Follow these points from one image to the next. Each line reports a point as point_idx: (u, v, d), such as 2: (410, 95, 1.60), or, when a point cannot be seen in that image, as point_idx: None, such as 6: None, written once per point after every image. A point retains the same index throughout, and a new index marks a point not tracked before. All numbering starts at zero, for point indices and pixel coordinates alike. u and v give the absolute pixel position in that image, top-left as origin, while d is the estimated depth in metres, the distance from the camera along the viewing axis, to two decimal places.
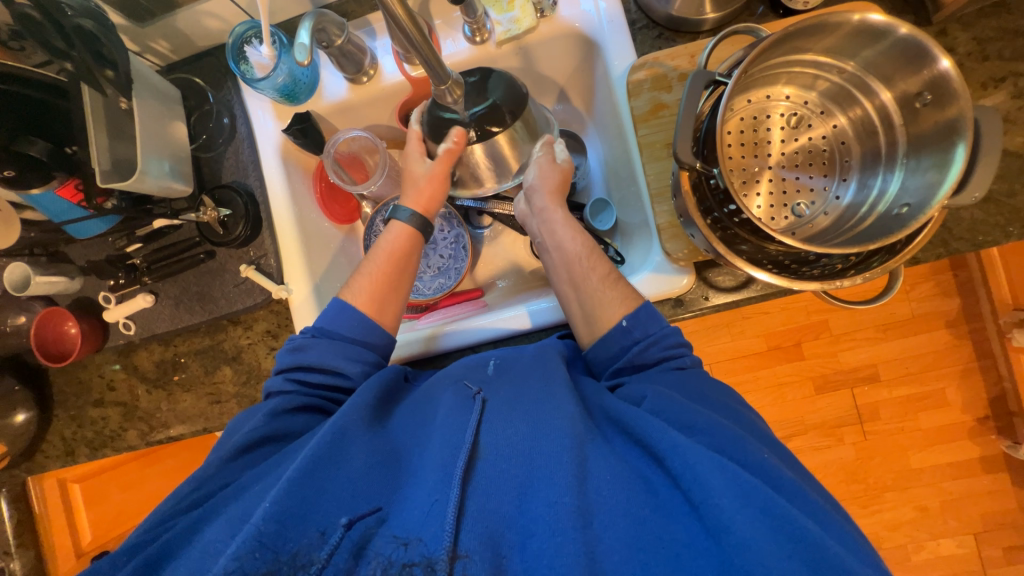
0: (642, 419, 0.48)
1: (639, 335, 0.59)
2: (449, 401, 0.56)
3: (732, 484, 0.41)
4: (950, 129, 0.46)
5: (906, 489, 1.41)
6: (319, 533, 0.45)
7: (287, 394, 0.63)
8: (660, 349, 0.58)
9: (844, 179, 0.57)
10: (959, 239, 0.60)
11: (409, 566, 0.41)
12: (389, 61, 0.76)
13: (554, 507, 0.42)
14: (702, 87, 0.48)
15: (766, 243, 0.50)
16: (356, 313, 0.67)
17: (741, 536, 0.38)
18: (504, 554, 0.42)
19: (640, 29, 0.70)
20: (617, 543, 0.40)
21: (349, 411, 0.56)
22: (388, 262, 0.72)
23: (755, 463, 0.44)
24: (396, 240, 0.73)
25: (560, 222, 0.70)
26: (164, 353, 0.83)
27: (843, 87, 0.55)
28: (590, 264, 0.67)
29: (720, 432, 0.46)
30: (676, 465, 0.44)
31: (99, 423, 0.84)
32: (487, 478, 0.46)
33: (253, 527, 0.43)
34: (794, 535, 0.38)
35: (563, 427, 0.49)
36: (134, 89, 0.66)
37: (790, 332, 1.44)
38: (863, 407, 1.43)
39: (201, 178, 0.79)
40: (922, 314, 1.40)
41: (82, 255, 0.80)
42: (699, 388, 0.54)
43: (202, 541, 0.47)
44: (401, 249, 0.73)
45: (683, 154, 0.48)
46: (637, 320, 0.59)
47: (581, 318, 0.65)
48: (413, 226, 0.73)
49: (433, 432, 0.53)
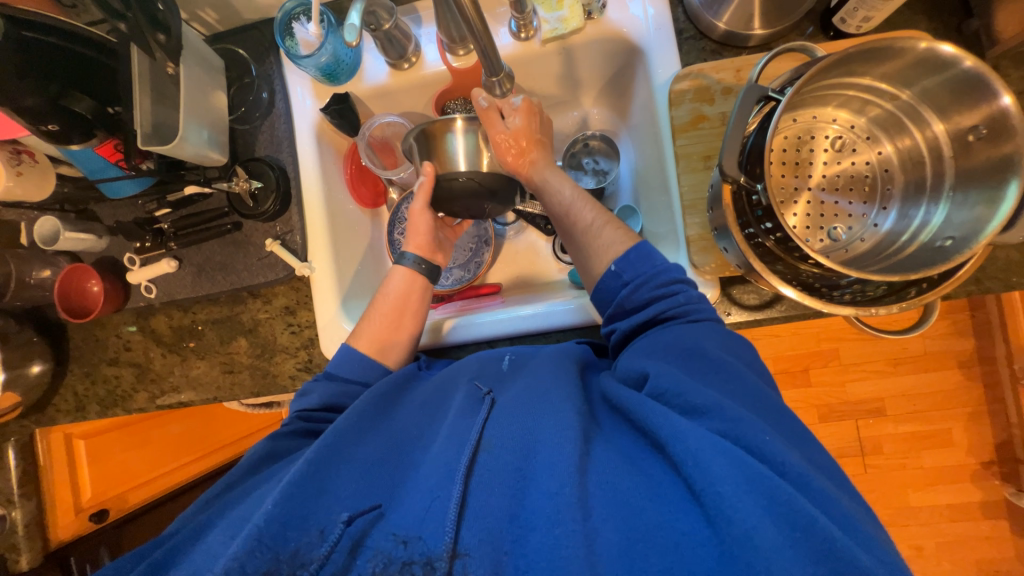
0: (641, 402, 0.47)
1: (628, 278, 0.59)
2: (458, 402, 0.55)
3: (733, 469, 0.39)
4: (1004, 165, 0.45)
5: (902, 526, 1.39)
6: (319, 531, 0.45)
7: (286, 426, 0.62)
8: (649, 289, 0.58)
9: (885, 208, 0.56)
10: (992, 278, 0.60)
11: (410, 565, 0.42)
12: (432, 50, 0.76)
13: (555, 499, 0.42)
14: (754, 101, 0.48)
15: (799, 263, 0.50)
16: (360, 357, 0.68)
17: (744, 526, 0.36)
18: (505, 551, 0.42)
19: (687, 39, 0.70)
20: (613, 537, 0.40)
21: (350, 415, 0.56)
22: (390, 310, 0.72)
23: (758, 445, 0.42)
24: (397, 286, 0.74)
25: (541, 181, 0.70)
26: (182, 319, 0.83)
27: (895, 114, 0.54)
28: (577, 215, 0.67)
29: (721, 414, 0.44)
30: (677, 451, 0.42)
31: (112, 382, 0.85)
32: (488, 474, 0.46)
33: (255, 527, 0.43)
34: (797, 522, 0.37)
35: (562, 420, 0.48)
36: (181, 55, 0.66)
37: (799, 358, 1.43)
38: (866, 440, 1.42)
39: (235, 150, 0.79)
40: (935, 352, 1.38)
41: (110, 215, 0.81)
42: (699, 347, 0.52)
43: (204, 548, 0.46)
44: (404, 295, 0.73)
45: (728, 166, 0.48)
46: (628, 262, 0.59)
47: (579, 267, 0.67)
48: (414, 270, 0.75)
49: (440, 428, 0.54)
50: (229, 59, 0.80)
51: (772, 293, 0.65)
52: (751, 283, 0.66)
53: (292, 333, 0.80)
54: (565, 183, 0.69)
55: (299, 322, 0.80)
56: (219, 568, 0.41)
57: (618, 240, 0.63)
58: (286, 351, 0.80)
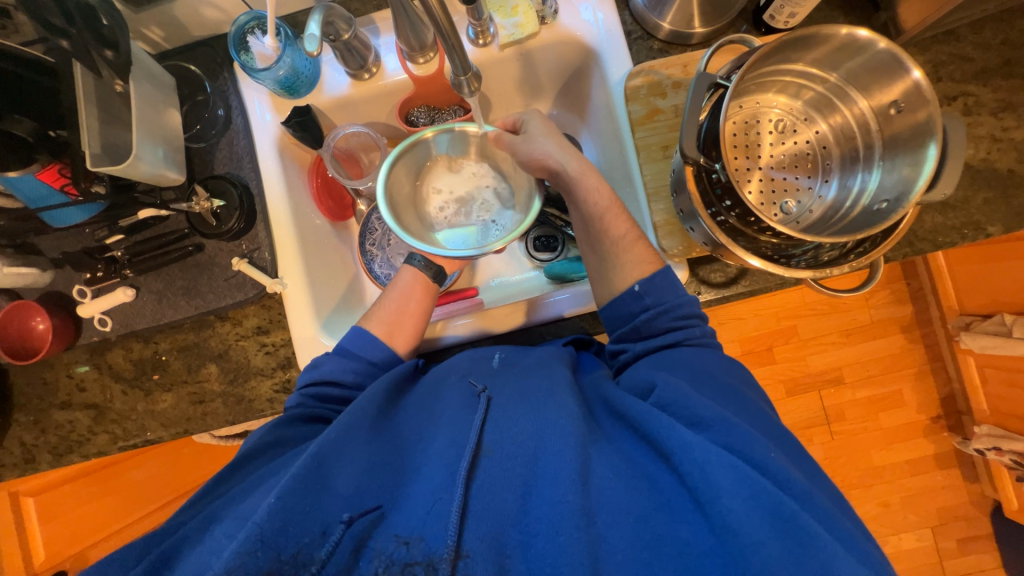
0: (651, 414, 0.48)
1: (650, 301, 0.60)
2: (454, 402, 0.56)
3: (741, 484, 0.40)
4: (923, 131, 0.51)
5: (870, 486, 1.49)
6: (320, 531, 0.44)
7: (294, 410, 0.63)
8: (668, 318, 0.59)
9: (827, 180, 0.62)
10: (922, 240, 0.67)
11: (410, 566, 0.42)
12: (391, 60, 0.77)
13: (558, 506, 0.43)
14: (705, 89, 0.51)
15: (759, 235, 0.55)
16: (348, 363, 0.66)
17: (750, 539, 0.38)
18: (507, 555, 0.42)
19: (636, 40, 0.75)
20: (619, 544, 0.41)
21: (351, 415, 0.54)
22: (397, 300, 0.72)
23: (765, 461, 0.43)
24: (408, 284, 0.74)
25: (580, 178, 0.68)
26: (144, 351, 0.78)
27: (826, 96, 0.60)
28: (609, 221, 0.66)
29: (728, 428, 0.45)
30: (683, 463, 0.43)
31: (66, 427, 0.78)
32: (489, 478, 0.46)
33: (256, 525, 0.41)
34: (805, 539, 0.38)
35: (566, 425, 0.49)
36: (131, 72, 0.64)
37: (762, 337, 1.52)
38: (829, 408, 1.51)
39: (192, 169, 0.77)
40: (880, 320, 1.50)
41: (55, 246, 0.76)
42: (708, 370, 0.54)
43: (208, 543, 0.45)
44: (408, 288, 0.73)
45: (688, 149, 0.52)
46: (652, 285, 0.60)
47: (597, 280, 0.67)
48: (425, 274, 0.74)
49: (436, 432, 0.53)
50: (180, 76, 0.78)
51: (736, 270, 0.70)
52: (716, 262, 0.70)
53: (267, 353, 0.77)
54: (600, 186, 0.67)
55: (272, 342, 0.77)
56: (217, 566, 0.39)
57: (643, 253, 0.63)
58: (262, 373, 0.76)
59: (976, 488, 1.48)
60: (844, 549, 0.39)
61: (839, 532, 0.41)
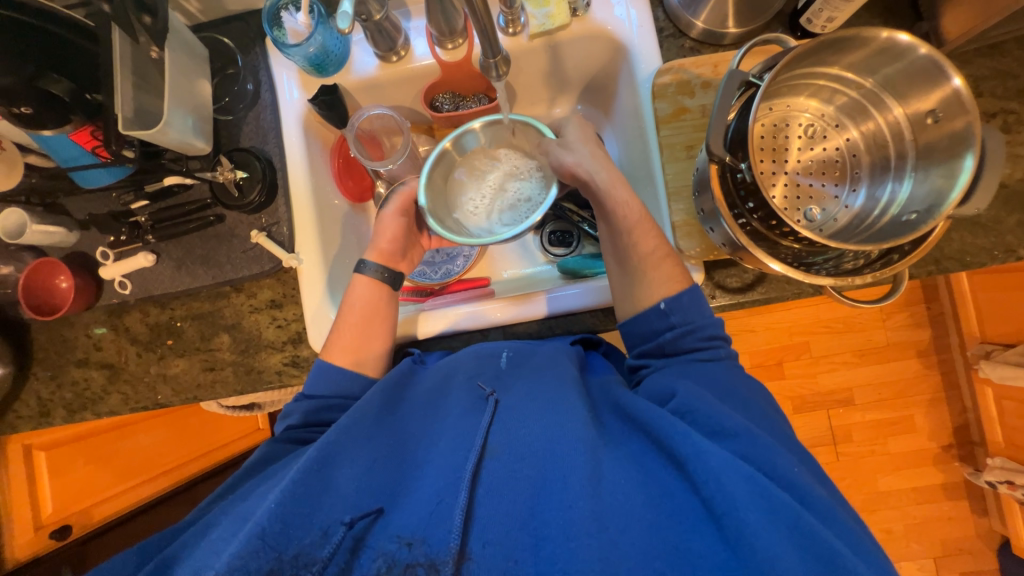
0: (666, 419, 0.48)
1: (677, 321, 0.59)
2: (462, 403, 0.56)
3: (758, 497, 0.41)
4: (959, 140, 0.50)
5: (873, 511, 1.46)
6: (320, 532, 0.45)
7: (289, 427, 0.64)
8: (695, 339, 0.58)
9: (854, 189, 0.60)
10: (948, 259, 0.65)
11: (412, 566, 0.43)
12: (421, 45, 0.77)
13: (567, 512, 0.43)
14: (737, 86, 0.50)
15: (781, 240, 0.54)
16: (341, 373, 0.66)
17: (767, 553, 0.38)
18: (515, 558, 0.42)
19: (667, 37, 0.74)
20: (631, 549, 0.40)
21: (363, 403, 0.56)
22: (359, 319, 0.70)
23: (780, 472, 0.44)
24: (362, 296, 0.72)
25: (610, 191, 0.66)
26: (160, 315, 0.80)
27: (859, 102, 0.59)
28: (637, 236, 0.64)
29: (747, 438, 0.46)
30: (699, 471, 0.43)
31: (81, 384, 0.80)
32: (495, 480, 0.46)
33: (257, 525, 0.42)
34: (822, 555, 0.38)
35: (576, 430, 0.48)
36: (167, 40, 0.65)
37: (774, 351, 1.49)
38: (837, 429, 1.48)
39: (219, 141, 0.78)
40: (896, 343, 1.47)
41: (82, 208, 0.77)
42: (727, 383, 0.54)
43: (219, 531, 0.46)
44: (368, 306, 0.71)
45: (715, 147, 0.51)
46: (679, 304, 0.59)
47: (623, 295, 0.65)
48: (375, 279, 0.74)
49: (442, 432, 0.54)
50: (214, 49, 0.79)
51: (753, 276, 0.69)
52: (733, 267, 0.69)
53: (278, 327, 0.78)
54: (631, 201, 0.65)
55: (284, 316, 0.78)
56: (218, 566, 0.40)
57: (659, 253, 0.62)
58: (272, 346, 0.78)
59: (983, 522, 1.44)
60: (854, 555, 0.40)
61: (841, 536, 0.42)
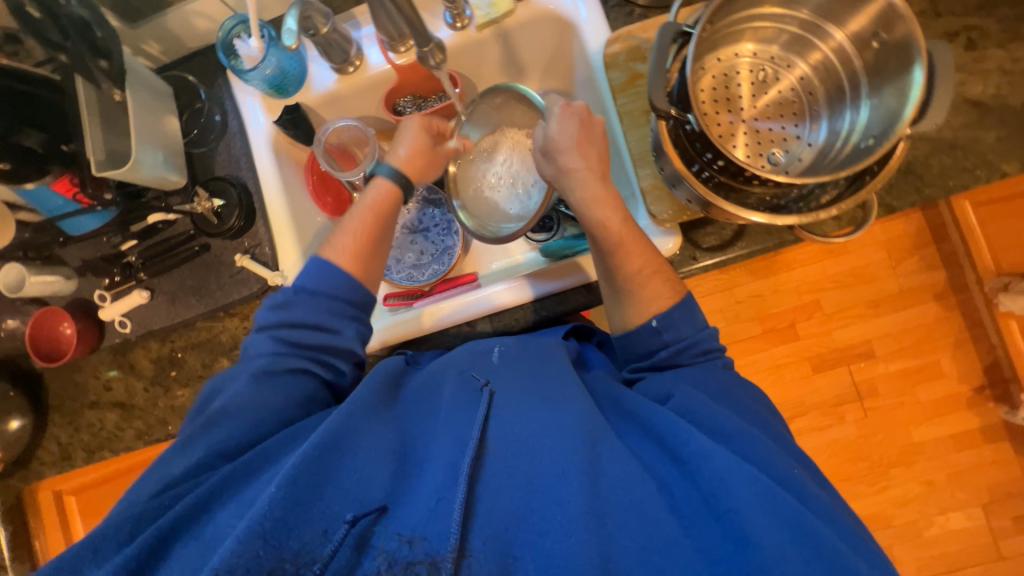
0: (670, 421, 0.48)
1: (669, 338, 0.58)
2: (452, 396, 0.55)
3: (760, 495, 0.41)
4: (903, 50, 0.49)
5: (911, 464, 1.41)
6: (321, 530, 0.43)
7: (265, 360, 0.58)
8: (690, 356, 0.58)
9: (814, 125, 0.60)
10: (931, 185, 0.64)
11: (413, 565, 0.42)
12: (374, 53, 0.79)
13: (566, 506, 0.42)
14: (671, 38, 0.50)
15: (747, 185, 0.54)
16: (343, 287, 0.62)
17: (768, 550, 0.38)
18: (514, 554, 0.43)
19: (613, 7, 0.74)
20: (629, 544, 0.41)
21: (358, 396, 0.54)
22: (372, 219, 0.67)
23: (778, 473, 0.45)
24: (380, 198, 0.68)
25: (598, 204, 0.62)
26: (162, 349, 0.82)
27: (801, 36, 0.58)
28: (626, 253, 0.61)
29: (746, 440, 0.47)
30: (701, 470, 0.44)
31: (96, 425, 0.83)
32: (497, 477, 0.46)
33: (254, 519, 0.41)
34: (821, 553, 0.39)
35: (575, 425, 0.48)
36: (127, 82, 0.68)
37: (784, 314, 1.44)
38: (861, 384, 1.44)
39: (194, 173, 0.80)
40: (911, 289, 1.41)
41: (77, 255, 0.80)
42: (722, 386, 0.55)
43: (214, 525, 0.45)
44: (376, 206, 0.68)
45: (659, 102, 0.50)
46: (670, 321, 0.58)
47: (613, 306, 0.64)
48: (396, 184, 0.70)
49: (439, 427, 0.53)
50: (178, 86, 0.82)
51: (732, 232, 0.68)
52: (710, 225, 0.68)
53: None
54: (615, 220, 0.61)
55: None
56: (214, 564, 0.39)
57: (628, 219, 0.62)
58: None
59: None
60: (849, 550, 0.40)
61: (836, 533, 0.42)
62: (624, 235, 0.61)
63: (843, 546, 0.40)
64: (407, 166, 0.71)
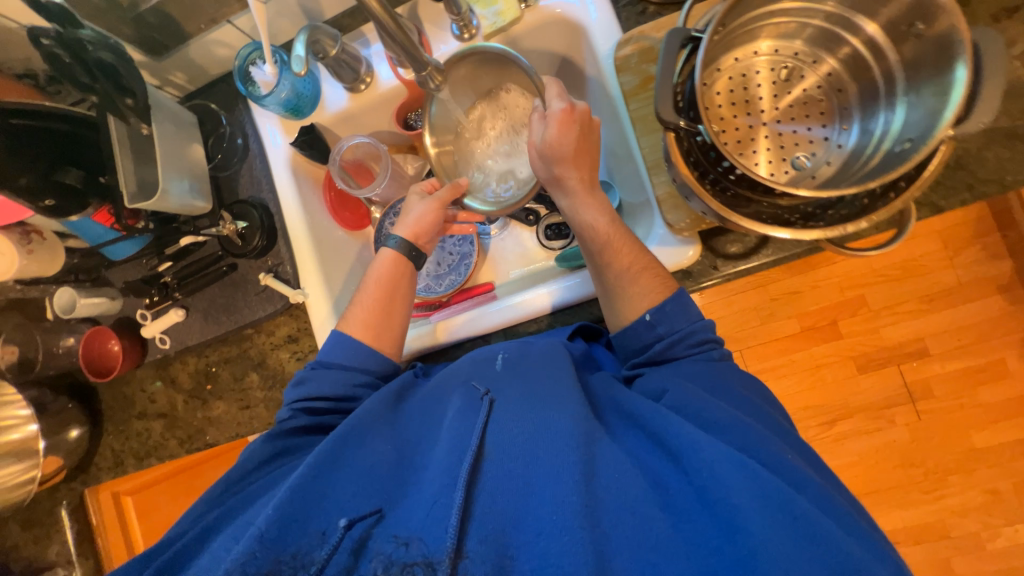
0: (662, 417, 0.47)
1: (663, 331, 0.57)
2: (456, 404, 0.53)
3: (748, 481, 0.40)
4: (945, 45, 0.45)
5: (972, 472, 1.24)
6: (320, 533, 0.45)
7: (289, 420, 0.63)
8: (685, 346, 0.56)
9: (844, 126, 0.56)
10: (986, 181, 0.57)
11: (410, 566, 0.42)
12: (384, 69, 0.79)
13: (559, 506, 0.41)
14: (678, 44, 0.48)
15: (769, 196, 0.51)
16: (356, 344, 0.67)
17: (761, 541, 0.37)
18: (509, 556, 0.41)
19: (624, 6, 0.70)
20: (623, 541, 0.40)
21: (361, 410, 0.56)
22: (377, 290, 0.70)
23: (775, 460, 0.43)
24: (382, 267, 0.72)
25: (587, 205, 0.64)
26: (198, 363, 0.87)
27: (830, 30, 0.55)
28: (617, 248, 0.62)
29: (739, 430, 0.45)
30: (691, 462, 0.43)
31: (143, 434, 0.89)
32: (492, 478, 0.45)
33: (256, 531, 0.44)
34: (812, 535, 0.37)
35: (565, 426, 0.47)
36: (153, 115, 0.72)
37: (824, 312, 1.24)
38: (912, 385, 1.25)
39: (221, 196, 0.84)
40: (969, 282, 1.20)
41: (121, 277, 0.86)
42: (721, 379, 0.52)
43: (209, 553, 0.46)
44: (380, 275, 0.72)
45: (666, 113, 0.48)
46: (663, 313, 0.57)
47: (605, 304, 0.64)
48: (400, 253, 0.72)
49: (441, 431, 0.52)
50: (203, 113, 0.86)
51: (756, 239, 0.64)
52: (732, 233, 0.65)
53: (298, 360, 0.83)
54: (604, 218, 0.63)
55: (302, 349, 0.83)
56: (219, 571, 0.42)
57: None
58: None
59: None
60: (847, 537, 0.38)
61: (835, 520, 0.40)
62: (613, 237, 0.63)
63: (844, 535, 0.38)
64: (412, 232, 0.73)
